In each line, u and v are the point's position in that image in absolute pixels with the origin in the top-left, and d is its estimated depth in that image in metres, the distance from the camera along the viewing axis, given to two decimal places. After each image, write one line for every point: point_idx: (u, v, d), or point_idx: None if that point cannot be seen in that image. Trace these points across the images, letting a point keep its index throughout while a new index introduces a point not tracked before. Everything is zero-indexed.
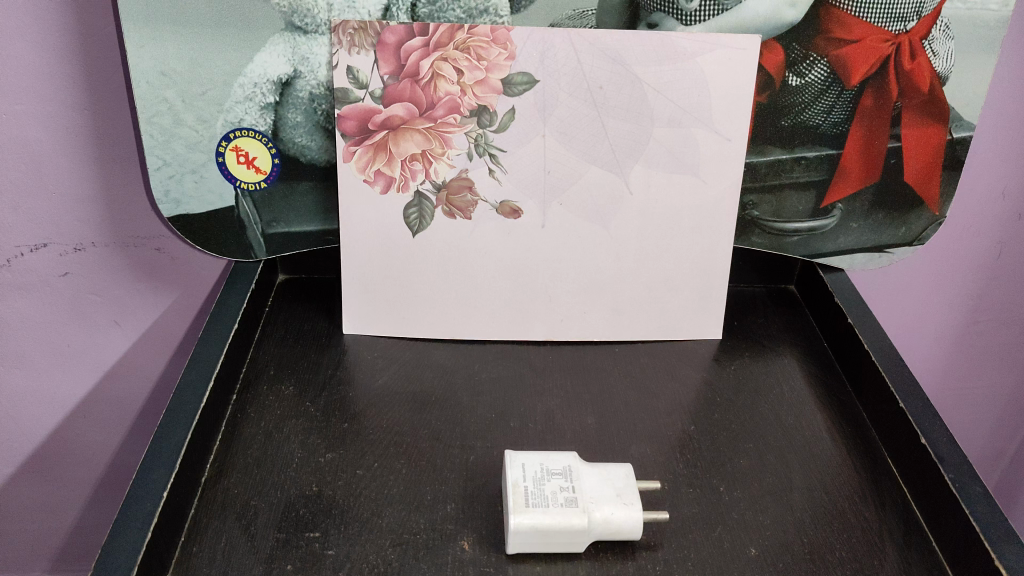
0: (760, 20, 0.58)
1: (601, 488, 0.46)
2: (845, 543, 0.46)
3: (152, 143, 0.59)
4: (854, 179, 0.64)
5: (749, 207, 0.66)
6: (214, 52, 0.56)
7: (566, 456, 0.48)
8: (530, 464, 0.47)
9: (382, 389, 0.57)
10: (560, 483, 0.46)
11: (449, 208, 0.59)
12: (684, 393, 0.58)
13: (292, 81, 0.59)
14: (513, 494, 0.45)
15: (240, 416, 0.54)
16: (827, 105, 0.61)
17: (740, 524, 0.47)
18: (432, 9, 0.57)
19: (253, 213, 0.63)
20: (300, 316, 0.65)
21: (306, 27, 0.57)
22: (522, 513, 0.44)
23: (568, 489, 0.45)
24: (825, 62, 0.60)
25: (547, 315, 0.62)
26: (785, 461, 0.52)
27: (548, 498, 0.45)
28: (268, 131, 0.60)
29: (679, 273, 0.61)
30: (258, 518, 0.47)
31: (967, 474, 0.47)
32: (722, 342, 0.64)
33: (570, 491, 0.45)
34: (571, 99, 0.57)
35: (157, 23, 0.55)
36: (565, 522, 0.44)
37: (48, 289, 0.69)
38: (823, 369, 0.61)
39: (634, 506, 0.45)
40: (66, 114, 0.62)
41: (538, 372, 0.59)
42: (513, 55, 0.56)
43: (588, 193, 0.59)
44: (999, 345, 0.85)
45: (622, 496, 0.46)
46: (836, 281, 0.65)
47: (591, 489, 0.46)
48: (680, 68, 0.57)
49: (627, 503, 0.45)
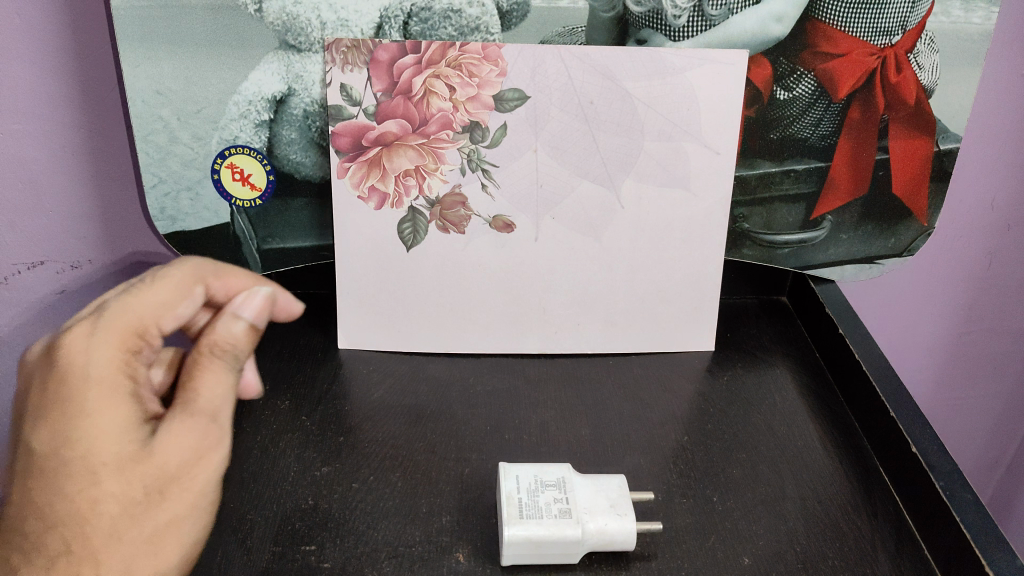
0: (747, 35, 0.59)
1: (595, 498, 0.47)
2: (838, 552, 0.47)
3: (147, 161, 0.60)
4: (842, 191, 0.65)
5: (740, 220, 0.66)
6: (209, 71, 0.57)
7: (560, 468, 0.48)
8: (523, 475, 0.47)
9: (378, 403, 0.57)
10: (554, 494, 0.46)
11: (443, 222, 0.60)
12: (677, 405, 0.58)
13: (287, 99, 0.59)
14: (507, 506, 0.45)
15: (237, 430, 0.54)
16: (815, 118, 0.62)
17: (735, 533, 0.47)
18: (423, 27, 0.58)
19: (248, 229, 0.64)
20: (295, 330, 0.65)
21: (300, 46, 0.58)
22: (516, 525, 0.44)
23: (562, 501, 0.46)
24: (812, 75, 0.60)
25: (541, 328, 0.62)
26: (778, 471, 0.52)
27: (542, 509, 0.45)
28: (263, 148, 0.61)
29: (671, 285, 0.62)
30: (254, 532, 0.47)
31: (958, 483, 0.47)
32: (714, 353, 0.64)
33: (564, 502, 0.46)
34: (562, 115, 0.58)
35: (153, 43, 0.56)
36: (560, 531, 0.44)
37: (45, 307, 0.69)
38: (814, 380, 0.61)
39: (628, 517, 0.45)
40: (63, 134, 0.63)
41: (532, 385, 0.60)
42: (504, 72, 0.57)
43: (580, 206, 0.60)
44: (991, 355, 0.85)
45: (616, 506, 0.46)
46: (827, 291, 0.66)
47: (585, 500, 0.46)
48: (670, 83, 0.58)
49: (622, 514, 0.46)
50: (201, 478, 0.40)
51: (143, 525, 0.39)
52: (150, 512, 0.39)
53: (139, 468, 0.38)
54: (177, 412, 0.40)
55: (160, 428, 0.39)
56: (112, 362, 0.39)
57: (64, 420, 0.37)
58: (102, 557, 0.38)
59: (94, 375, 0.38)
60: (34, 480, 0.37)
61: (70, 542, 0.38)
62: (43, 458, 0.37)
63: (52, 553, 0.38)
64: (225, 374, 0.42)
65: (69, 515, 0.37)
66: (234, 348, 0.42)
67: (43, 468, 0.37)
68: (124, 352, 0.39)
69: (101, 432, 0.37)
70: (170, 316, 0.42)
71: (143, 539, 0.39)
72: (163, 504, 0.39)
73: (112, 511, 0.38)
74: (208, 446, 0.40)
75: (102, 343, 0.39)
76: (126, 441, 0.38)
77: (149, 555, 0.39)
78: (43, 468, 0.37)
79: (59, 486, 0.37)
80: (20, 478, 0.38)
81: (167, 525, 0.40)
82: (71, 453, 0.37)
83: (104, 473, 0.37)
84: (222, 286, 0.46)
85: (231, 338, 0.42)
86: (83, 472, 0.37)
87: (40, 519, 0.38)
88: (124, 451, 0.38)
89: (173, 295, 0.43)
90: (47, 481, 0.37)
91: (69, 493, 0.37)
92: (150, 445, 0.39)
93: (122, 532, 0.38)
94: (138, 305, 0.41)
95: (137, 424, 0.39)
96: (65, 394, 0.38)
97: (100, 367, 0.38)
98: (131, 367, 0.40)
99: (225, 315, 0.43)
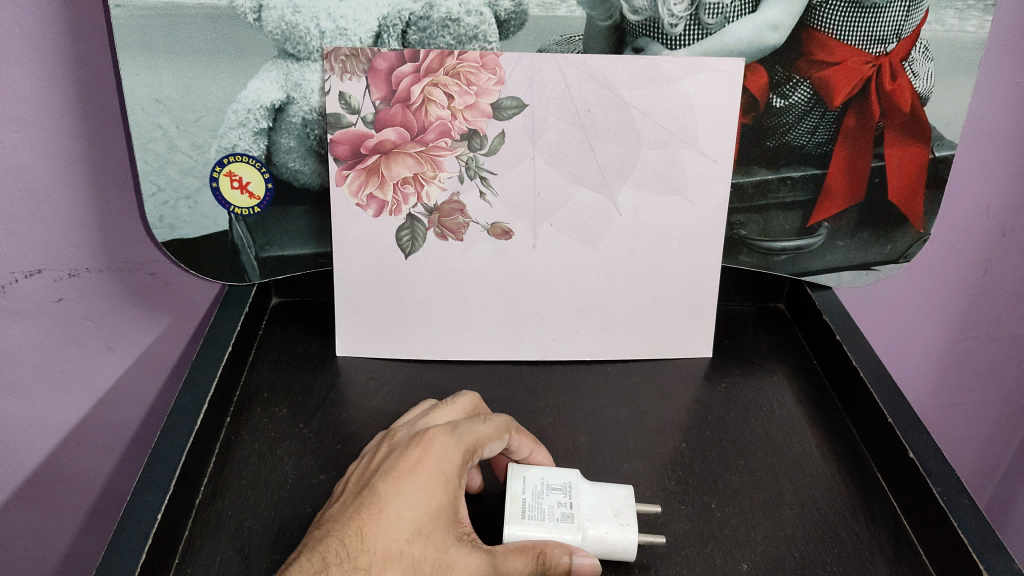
0: (743, 43, 0.59)
1: (599, 505, 0.46)
2: (836, 558, 0.47)
3: (146, 169, 0.60)
4: (839, 199, 0.65)
5: (737, 227, 0.67)
6: (208, 80, 0.57)
7: (568, 472, 0.48)
8: (531, 477, 0.47)
9: (377, 411, 0.57)
10: (558, 498, 0.46)
11: (441, 229, 0.60)
12: (675, 412, 0.58)
13: (285, 107, 0.60)
14: (511, 504, 0.45)
15: (235, 438, 0.54)
16: (811, 126, 0.62)
17: (733, 540, 0.47)
18: (422, 35, 0.58)
19: (247, 237, 0.64)
20: (293, 338, 0.65)
21: (298, 54, 0.57)
22: (517, 524, 0.44)
23: (565, 505, 0.46)
24: (808, 83, 0.60)
25: (538, 335, 0.62)
26: (776, 478, 0.52)
27: (545, 511, 0.45)
28: (262, 156, 0.61)
29: (669, 293, 0.62)
30: (252, 539, 0.47)
31: (955, 487, 0.48)
32: (712, 360, 0.64)
33: (567, 506, 0.46)
34: (560, 122, 0.58)
35: (152, 52, 0.56)
36: (556, 536, 0.44)
37: (42, 315, 0.69)
38: (812, 387, 0.61)
39: (630, 528, 0.45)
40: (61, 142, 0.63)
41: (531, 393, 0.60)
42: (502, 80, 0.57)
43: (579, 214, 0.60)
44: (988, 361, 0.86)
45: (619, 515, 0.46)
46: (823, 298, 0.66)
47: (589, 506, 0.46)
48: (667, 91, 0.58)
49: (625, 526, 0.45)
50: None
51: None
52: None
53: (435, 552, 0.43)
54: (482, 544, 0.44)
55: (462, 543, 0.44)
56: (453, 460, 0.46)
57: (408, 483, 0.45)
58: None
59: (441, 466, 0.46)
60: (363, 514, 0.44)
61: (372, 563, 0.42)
62: (380, 501, 0.44)
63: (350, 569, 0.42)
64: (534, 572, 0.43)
65: (377, 551, 0.43)
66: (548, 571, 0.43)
67: (376, 508, 0.44)
68: (463, 460, 0.46)
69: (428, 507, 0.44)
70: (492, 447, 0.48)
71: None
72: None
73: (402, 567, 0.42)
74: None
75: (454, 444, 0.47)
76: (434, 524, 0.44)
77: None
78: (376, 508, 0.44)
79: (381, 525, 0.43)
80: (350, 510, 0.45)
81: None
82: (403, 511, 0.44)
83: (416, 538, 0.43)
84: (519, 442, 0.50)
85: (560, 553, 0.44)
86: (402, 527, 0.43)
87: (359, 541, 0.43)
88: (432, 529, 0.44)
89: (495, 432, 0.48)
90: (373, 518, 0.44)
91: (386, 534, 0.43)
92: (449, 547, 0.43)
93: None
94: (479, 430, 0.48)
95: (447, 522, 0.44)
96: (415, 467, 0.46)
97: (448, 462, 0.46)
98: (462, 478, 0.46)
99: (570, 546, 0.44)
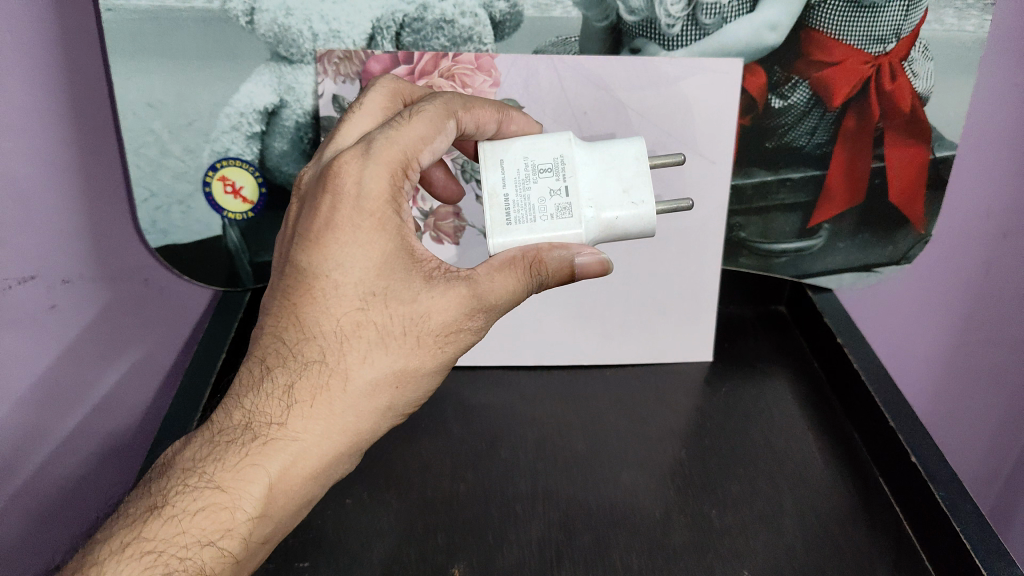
0: (741, 44, 0.57)
1: (597, 182, 0.47)
2: (838, 567, 0.46)
3: (139, 175, 0.59)
4: (839, 201, 0.65)
5: (736, 229, 0.67)
6: (200, 84, 0.57)
7: (557, 147, 0.48)
8: (513, 164, 0.48)
9: None
10: (549, 184, 0.47)
11: (437, 233, 0.60)
12: (675, 419, 0.57)
13: (278, 111, 0.59)
14: (495, 210, 0.47)
15: None
16: (810, 127, 0.61)
17: (733, 550, 0.47)
18: (416, 37, 0.57)
19: (241, 242, 0.64)
20: None
21: (292, 57, 0.57)
22: (503, 234, 0.46)
23: (558, 193, 0.47)
24: (807, 83, 0.59)
25: (535, 342, 0.62)
26: (776, 485, 0.51)
27: (535, 208, 0.47)
28: (255, 160, 0.60)
29: (667, 297, 0.62)
30: None
31: (957, 492, 0.47)
32: (713, 365, 0.64)
33: (560, 195, 0.47)
34: (556, 123, 0.60)
35: (144, 55, 0.55)
36: (560, 234, 0.46)
37: (36, 325, 0.66)
38: (813, 392, 0.61)
39: (642, 206, 0.47)
40: (53, 148, 0.62)
41: (529, 401, 0.59)
42: (497, 82, 0.58)
43: None
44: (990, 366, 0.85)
45: (626, 192, 0.47)
46: (824, 301, 0.66)
47: (586, 184, 0.47)
48: (664, 93, 0.59)
49: (638, 203, 0.47)
50: (451, 351, 0.45)
51: (392, 358, 0.43)
52: (400, 348, 0.43)
53: (401, 309, 0.42)
54: (445, 281, 0.44)
55: (431, 284, 0.43)
56: (380, 187, 0.42)
57: (334, 246, 0.41)
58: (349, 374, 0.42)
59: (366, 195, 0.41)
60: (299, 296, 0.42)
61: (326, 354, 0.42)
62: (313, 275, 0.42)
63: (304, 364, 0.42)
64: (517, 284, 0.45)
65: (325, 336, 0.42)
66: (546, 273, 0.45)
67: (308, 286, 0.42)
68: (392, 183, 0.42)
69: (370, 265, 0.42)
70: (424, 154, 0.45)
71: (387, 370, 0.43)
72: (407, 343, 0.43)
73: (365, 338, 0.42)
74: (459, 323, 0.44)
75: (373, 170, 0.42)
76: (385, 274, 0.42)
77: (386, 389, 0.43)
78: (310, 285, 0.42)
79: (320, 304, 0.42)
80: (283, 292, 0.43)
81: (411, 373, 0.44)
82: (341, 276, 0.41)
83: (371, 303, 0.42)
84: (470, 118, 0.48)
85: (551, 262, 0.45)
86: (347, 296, 0.42)
87: (300, 331, 0.42)
88: (383, 280, 0.42)
89: (428, 129, 0.45)
90: (309, 300, 0.42)
91: (332, 315, 0.42)
92: (417, 292, 0.43)
93: (373, 357, 0.42)
94: (401, 140, 0.43)
95: (399, 263, 0.42)
96: (335, 221, 0.41)
97: (373, 191, 0.42)
98: (398, 199, 0.43)
99: (563, 253, 0.45)
